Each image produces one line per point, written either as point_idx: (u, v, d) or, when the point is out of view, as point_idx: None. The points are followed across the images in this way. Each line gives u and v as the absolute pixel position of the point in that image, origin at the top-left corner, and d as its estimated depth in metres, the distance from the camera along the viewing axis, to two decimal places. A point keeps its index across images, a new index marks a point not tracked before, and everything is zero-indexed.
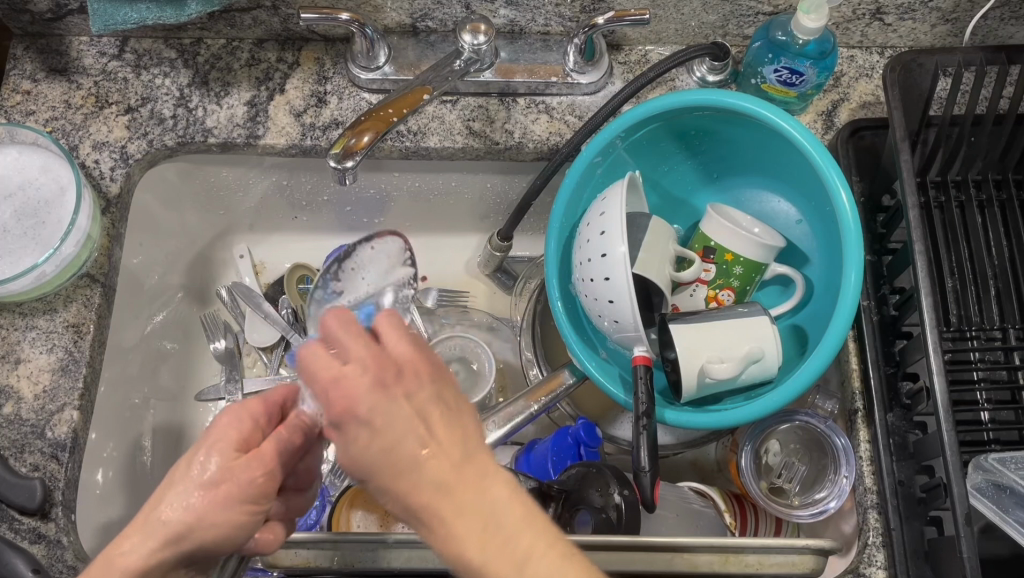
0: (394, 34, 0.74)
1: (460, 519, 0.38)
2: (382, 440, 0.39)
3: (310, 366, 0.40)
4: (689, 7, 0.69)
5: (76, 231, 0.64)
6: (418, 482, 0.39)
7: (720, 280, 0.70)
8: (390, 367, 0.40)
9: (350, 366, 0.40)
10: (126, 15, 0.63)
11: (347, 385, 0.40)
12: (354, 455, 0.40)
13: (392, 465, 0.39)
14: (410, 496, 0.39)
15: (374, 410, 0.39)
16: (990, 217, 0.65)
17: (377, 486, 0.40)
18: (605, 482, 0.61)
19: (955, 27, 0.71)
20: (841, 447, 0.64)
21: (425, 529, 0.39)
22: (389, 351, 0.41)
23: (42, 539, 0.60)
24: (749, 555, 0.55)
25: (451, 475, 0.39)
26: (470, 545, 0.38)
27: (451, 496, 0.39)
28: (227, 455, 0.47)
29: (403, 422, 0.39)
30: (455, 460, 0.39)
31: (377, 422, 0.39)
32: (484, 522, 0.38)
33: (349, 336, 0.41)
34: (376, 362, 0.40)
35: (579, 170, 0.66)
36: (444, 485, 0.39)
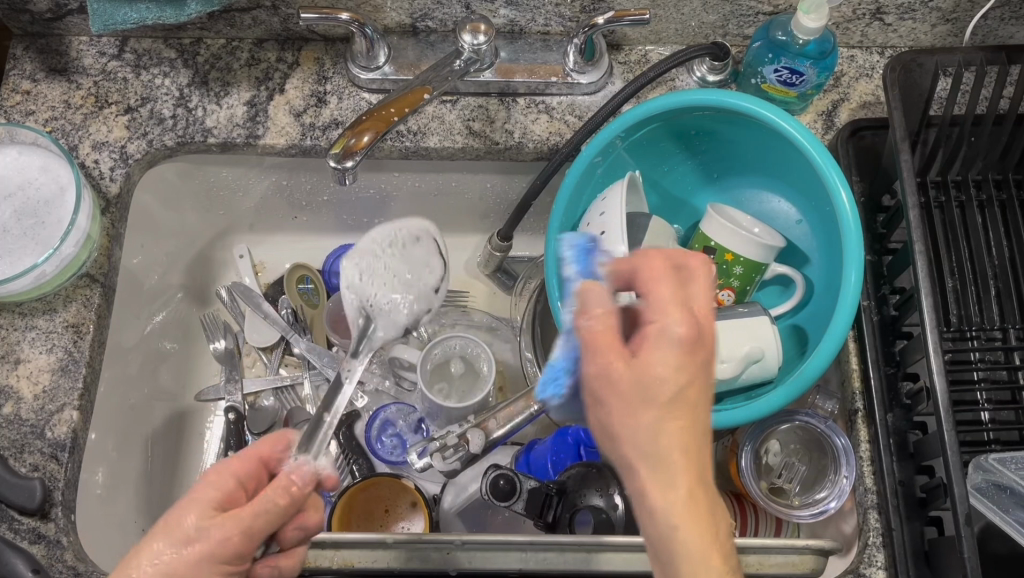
0: (394, 34, 0.74)
1: (698, 513, 0.39)
2: (643, 376, 0.41)
3: (653, 309, 0.43)
4: (689, 7, 0.69)
5: (76, 231, 0.64)
6: (675, 459, 0.40)
7: (720, 280, 0.70)
8: (680, 329, 0.42)
9: (659, 307, 0.43)
10: (126, 15, 0.63)
11: (669, 321, 0.42)
12: (622, 382, 0.41)
13: (654, 402, 0.40)
14: (661, 455, 0.40)
15: (653, 355, 0.41)
16: (990, 217, 0.65)
17: (633, 423, 0.41)
18: (606, 482, 0.62)
19: (955, 27, 0.71)
20: (841, 447, 0.64)
21: (654, 497, 0.39)
22: (699, 311, 0.43)
23: (42, 539, 0.60)
24: (749, 556, 0.54)
25: (697, 460, 0.40)
26: (696, 537, 0.38)
27: (696, 488, 0.39)
28: (202, 515, 0.47)
29: (688, 377, 0.41)
30: (695, 455, 0.40)
31: (660, 362, 0.41)
32: (715, 516, 0.39)
33: (693, 283, 0.44)
34: (693, 313, 0.43)
35: (578, 170, 0.66)
36: (691, 477, 0.39)
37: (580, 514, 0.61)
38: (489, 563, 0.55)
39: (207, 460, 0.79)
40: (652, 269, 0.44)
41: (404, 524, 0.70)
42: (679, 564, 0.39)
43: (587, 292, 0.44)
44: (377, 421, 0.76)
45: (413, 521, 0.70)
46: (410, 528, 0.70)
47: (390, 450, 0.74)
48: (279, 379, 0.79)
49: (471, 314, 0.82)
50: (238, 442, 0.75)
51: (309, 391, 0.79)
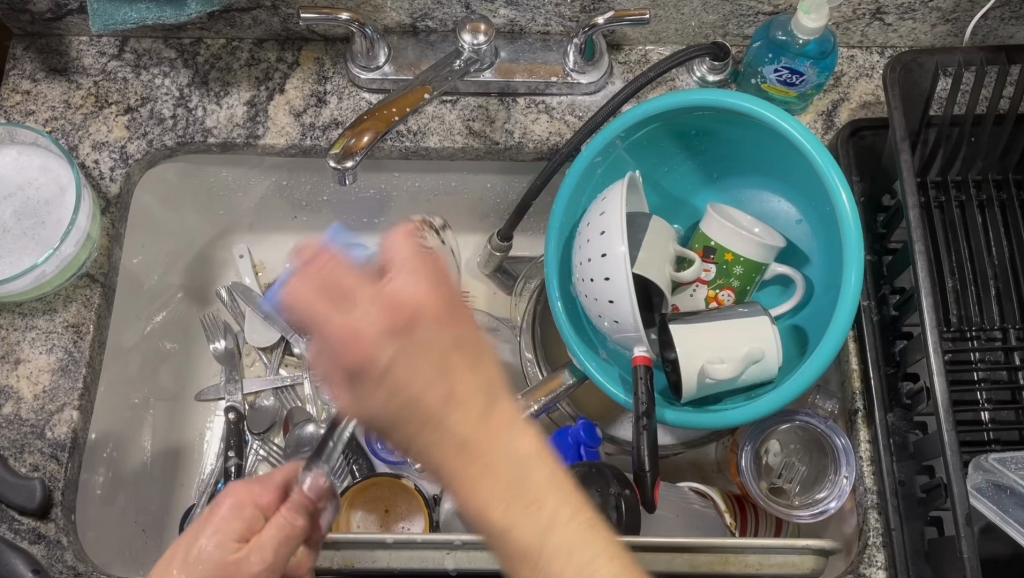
0: (394, 33, 0.74)
1: (488, 472, 0.41)
2: (399, 389, 0.40)
3: (328, 331, 0.41)
4: (689, 7, 0.69)
5: (77, 231, 0.64)
6: (435, 443, 0.41)
7: (720, 280, 0.70)
8: (366, 336, 0.40)
9: (399, 309, 0.41)
10: (126, 15, 0.63)
11: (360, 334, 0.40)
12: (370, 409, 0.41)
13: (412, 402, 0.40)
14: (434, 445, 0.41)
15: (408, 359, 0.40)
16: (990, 217, 0.65)
17: (400, 433, 0.41)
18: (606, 482, 0.62)
19: (955, 27, 0.71)
20: (841, 447, 0.64)
21: (449, 477, 0.41)
22: (401, 295, 0.41)
23: (42, 539, 0.60)
24: (749, 556, 0.55)
25: (477, 429, 0.41)
26: (489, 498, 0.41)
27: (467, 457, 0.41)
28: (226, 549, 0.48)
29: (402, 375, 0.40)
30: (477, 425, 0.41)
31: (409, 366, 0.40)
32: (501, 470, 0.41)
33: (356, 281, 0.42)
34: (391, 303, 0.41)
35: (578, 170, 0.66)
36: (453, 452, 0.41)
37: None
38: (489, 564, 0.55)
39: (207, 460, 0.79)
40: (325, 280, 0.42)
41: (404, 524, 0.70)
42: (499, 538, 0.41)
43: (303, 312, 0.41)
44: None
45: (413, 520, 0.70)
46: (410, 528, 0.69)
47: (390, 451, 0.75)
48: (279, 379, 0.79)
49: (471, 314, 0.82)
50: (239, 443, 0.75)
51: (309, 391, 0.79)
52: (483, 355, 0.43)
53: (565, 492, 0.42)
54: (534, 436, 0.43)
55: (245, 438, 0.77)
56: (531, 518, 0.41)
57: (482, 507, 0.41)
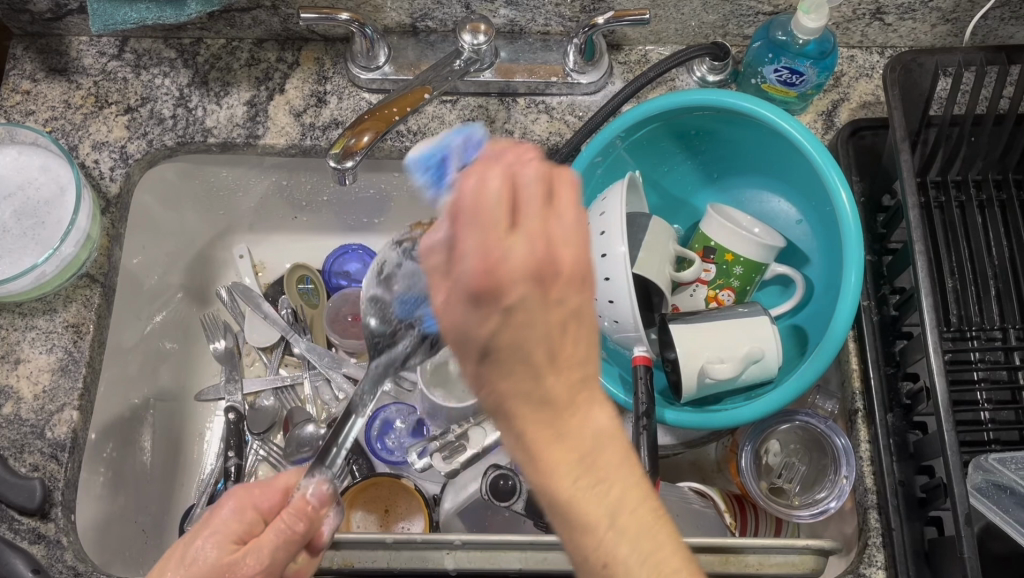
0: (394, 34, 0.74)
1: (564, 444, 0.36)
2: (487, 333, 0.34)
3: (461, 257, 0.34)
4: (689, 7, 0.69)
5: (76, 231, 0.64)
6: (515, 403, 0.35)
7: (720, 280, 0.70)
8: (505, 275, 0.33)
9: (506, 251, 0.33)
10: (126, 14, 0.63)
11: (502, 267, 0.33)
12: (464, 324, 0.34)
13: (515, 351, 0.35)
14: (514, 398, 0.35)
15: (535, 310, 0.34)
16: (990, 217, 0.65)
17: (482, 367, 0.35)
18: None
19: (955, 27, 0.71)
20: (841, 447, 0.64)
21: (519, 436, 0.36)
22: (551, 234, 0.34)
23: (42, 539, 0.60)
24: (749, 556, 0.55)
25: (568, 400, 0.35)
26: (564, 472, 0.36)
27: (554, 424, 0.35)
28: (224, 551, 0.49)
29: (521, 317, 0.34)
30: (563, 398, 0.35)
31: (538, 314, 0.34)
32: (577, 444, 0.36)
33: (530, 199, 0.34)
34: (545, 243, 0.34)
35: (578, 170, 0.66)
36: (536, 415, 0.35)
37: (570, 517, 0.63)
38: (488, 564, 0.55)
39: (207, 460, 0.79)
40: (471, 209, 0.34)
41: (404, 524, 0.70)
42: (559, 513, 0.36)
43: (456, 232, 0.34)
44: (377, 421, 0.76)
45: (412, 520, 0.70)
46: (410, 528, 0.69)
47: (390, 451, 0.75)
48: (279, 379, 0.79)
49: None
50: (239, 443, 0.75)
51: (309, 391, 0.79)
52: (591, 323, 0.36)
53: (642, 481, 0.37)
54: (617, 417, 0.37)
55: (245, 438, 0.77)
56: (602, 498, 0.36)
57: (547, 481, 0.36)
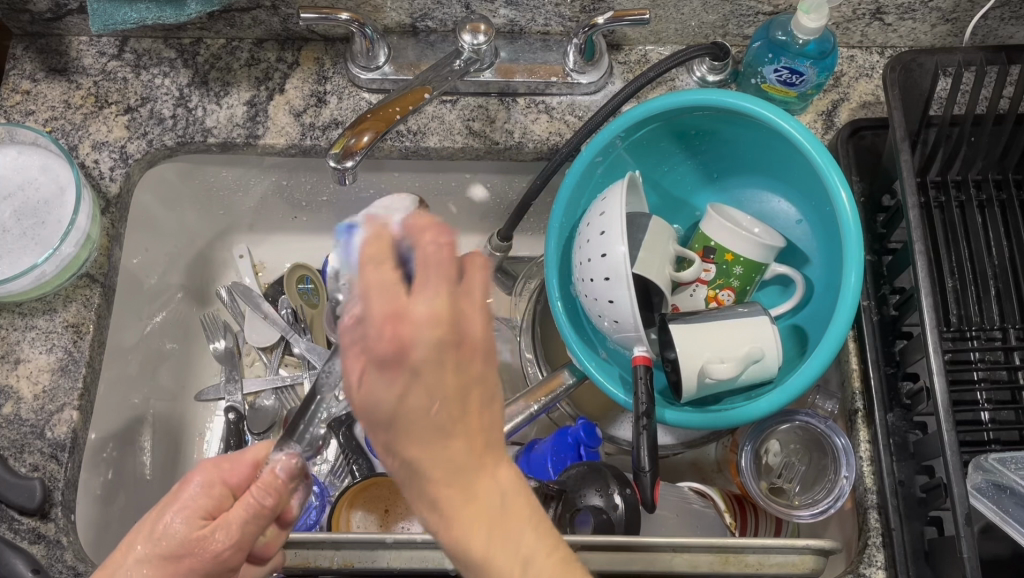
0: (394, 34, 0.74)
1: (470, 505, 0.39)
2: (389, 401, 0.36)
3: (368, 318, 0.36)
4: (689, 7, 0.69)
5: (76, 231, 0.64)
6: (433, 491, 0.38)
7: (720, 280, 0.70)
8: (416, 342, 0.35)
9: (412, 310, 0.36)
10: (125, 14, 0.63)
11: (407, 329, 0.35)
12: (380, 402, 0.36)
13: (423, 428, 0.37)
14: (427, 474, 0.38)
15: (448, 373, 0.36)
16: (990, 217, 0.65)
17: (383, 431, 0.37)
18: (606, 482, 0.61)
19: (955, 27, 0.71)
20: (841, 447, 0.64)
21: (439, 521, 0.39)
22: (450, 323, 0.36)
23: (42, 539, 0.60)
24: (749, 555, 0.54)
25: (463, 487, 0.39)
26: (475, 541, 0.39)
27: (462, 515, 0.39)
28: (193, 525, 0.48)
29: (431, 414, 0.37)
30: (462, 487, 0.38)
31: (453, 388, 0.37)
32: (484, 503, 0.39)
33: (435, 273, 0.36)
34: (454, 312, 0.36)
35: (579, 170, 0.66)
36: (450, 501, 0.38)
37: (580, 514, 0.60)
38: None
39: (207, 460, 0.79)
40: (387, 306, 0.35)
41: (404, 524, 0.70)
42: (468, 565, 0.39)
43: (371, 303, 0.35)
44: None
45: (412, 520, 0.70)
46: (410, 528, 0.69)
47: None
48: (279, 379, 0.79)
49: None
50: (238, 442, 0.75)
51: (309, 391, 0.79)
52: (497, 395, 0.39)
53: (543, 527, 0.40)
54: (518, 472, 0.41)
55: (245, 438, 0.77)
56: (512, 546, 0.39)
57: (460, 538, 0.39)
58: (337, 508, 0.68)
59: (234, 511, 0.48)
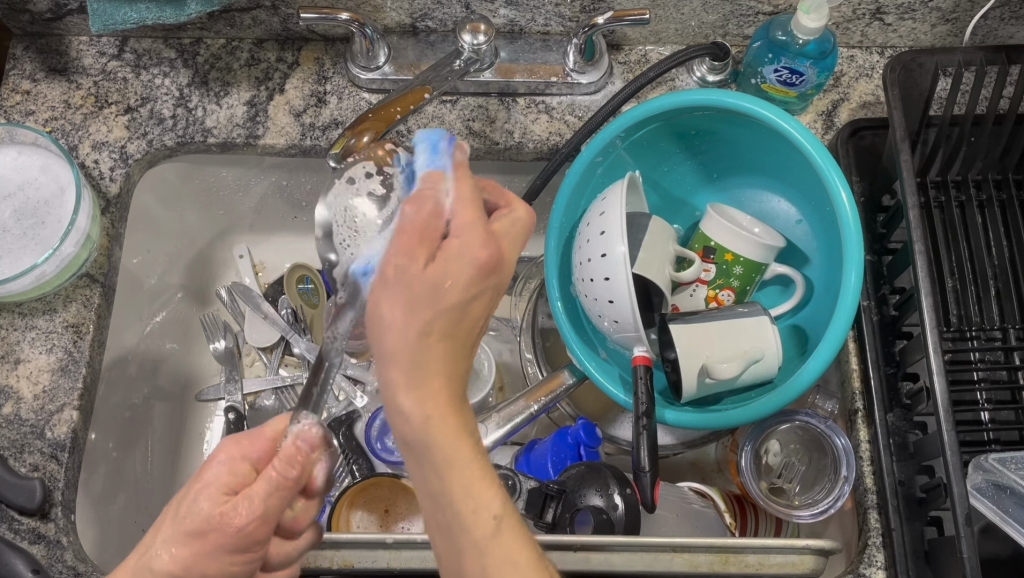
0: (394, 34, 0.74)
1: (447, 390, 0.42)
2: (448, 282, 0.41)
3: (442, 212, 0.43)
4: (689, 7, 0.69)
5: (76, 231, 0.64)
6: (436, 387, 0.41)
7: (720, 280, 0.70)
8: (475, 244, 0.42)
9: (469, 224, 0.43)
10: (126, 14, 0.63)
11: (465, 235, 0.42)
12: (435, 284, 0.41)
13: (461, 322, 0.42)
14: (433, 362, 0.41)
15: (495, 280, 0.43)
16: (990, 217, 0.65)
17: (418, 307, 0.41)
18: (605, 481, 0.60)
19: (956, 27, 0.71)
20: (841, 447, 0.64)
21: (427, 399, 0.41)
22: (498, 241, 0.44)
23: (42, 539, 0.60)
24: (749, 555, 0.54)
25: (457, 387, 0.42)
26: (457, 438, 0.41)
27: (451, 412, 0.41)
28: (216, 502, 0.47)
29: (473, 306, 0.43)
30: (456, 396, 0.42)
31: (490, 295, 0.43)
32: (460, 408, 0.42)
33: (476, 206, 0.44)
34: (494, 243, 0.43)
35: (578, 170, 0.66)
36: (445, 399, 0.41)
37: (580, 514, 0.60)
38: None
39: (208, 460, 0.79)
40: (468, 220, 0.43)
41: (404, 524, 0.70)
42: (436, 460, 0.41)
43: (463, 219, 0.43)
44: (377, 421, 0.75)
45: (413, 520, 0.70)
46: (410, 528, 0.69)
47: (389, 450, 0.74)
48: (279, 379, 0.79)
49: None
50: None
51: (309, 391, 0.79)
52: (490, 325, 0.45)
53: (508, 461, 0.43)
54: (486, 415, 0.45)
55: None
56: (479, 454, 0.42)
57: (438, 432, 0.41)
58: (337, 508, 0.68)
59: (258, 486, 0.47)
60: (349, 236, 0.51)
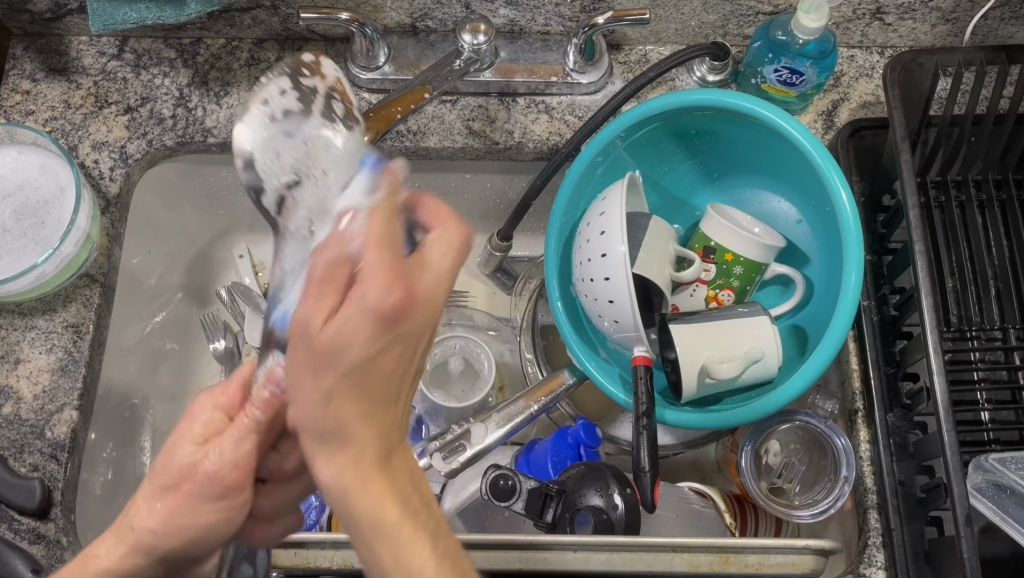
0: (394, 33, 0.74)
1: (377, 477, 0.36)
2: (346, 342, 0.34)
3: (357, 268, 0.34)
4: (689, 7, 0.69)
5: (77, 231, 0.64)
6: (355, 445, 0.36)
7: (720, 280, 0.70)
8: (403, 303, 0.34)
9: (377, 268, 0.33)
10: (126, 14, 0.63)
11: (372, 290, 0.33)
12: (339, 349, 0.34)
13: (370, 378, 0.35)
14: (356, 419, 0.36)
15: (407, 327, 0.35)
16: (990, 217, 0.65)
17: (325, 377, 0.35)
18: (605, 482, 0.60)
19: (956, 27, 0.71)
20: (841, 447, 0.64)
21: (349, 461, 0.36)
22: (412, 280, 0.35)
23: (42, 539, 0.60)
24: (749, 556, 0.54)
25: (386, 444, 0.37)
26: (381, 503, 0.36)
27: (376, 477, 0.36)
28: (190, 451, 0.46)
29: (381, 359, 0.35)
30: (382, 449, 0.37)
31: (401, 342, 0.35)
32: (396, 489, 0.37)
33: (386, 237, 0.34)
34: (408, 287, 0.34)
35: (579, 169, 0.66)
36: (369, 464, 0.36)
37: (580, 514, 0.60)
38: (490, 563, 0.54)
39: None
40: (378, 257, 0.33)
41: None
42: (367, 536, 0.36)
43: (369, 271, 0.33)
44: None
45: None
46: None
47: None
48: None
49: (471, 315, 0.82)
50: None
51: None
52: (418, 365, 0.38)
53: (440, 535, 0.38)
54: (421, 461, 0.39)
55: None
56: (411, 536, 0.36)
57: (363, 511, 0.36)
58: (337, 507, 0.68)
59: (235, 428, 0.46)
60: (297, 155, 0.43)
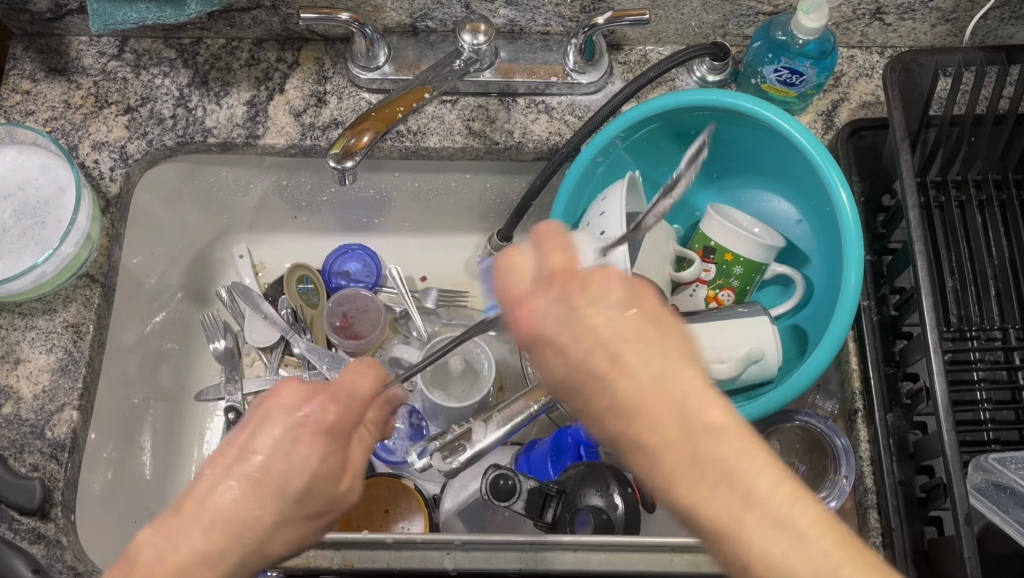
0: (394, 34, 0.74)
1: (666, 450, 0.34)
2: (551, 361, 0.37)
3: (524, 311, 0.38)
4: (689, 7, 0.69)
5: (76, 231, 0.64)
6: (632, 425, 0.35)
7: (720, 280, 0.70)
8: (548, 318, 0.37)
9: (539, 297, 0.38)
10: (126, 14, 0.63)
11: (537, 308, 0.38)
12: (545, 374, 0.38)
13: (584, 374, 0.36)
14: (603, 416, 0.36)
15: (544, 307, 0.37)
16: (990, 217, 0.65)
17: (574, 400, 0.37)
18: (605, 481, 0.60)
19: (955, 27, 0.71)
20: (842, 447, 0.64)
21: (627, 455, 0.35)
22: (594, 287, 0.37)
23: (42, 539, 0.60)
24: None
25: (653, 405, 0.34)
26: (679, 482, 0.34)
27: (672, 444, 0.34)
28: (342, 478, 0.45)
29: (597, 348, 0.36)
30: (651, 407, 0.34)
31: (555, 322, 0.37)
32: (687, 448, 0.34)
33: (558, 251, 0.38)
34: (580, 292, 0.37)
35: (579, 170, 0.67)
36: (647, 435, 0.34)
37: (580, 514, 0.59)
38: (492, 563, 0.53)
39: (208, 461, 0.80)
40: (540, 296, 0.38)
41: (404, 524, 0.70)
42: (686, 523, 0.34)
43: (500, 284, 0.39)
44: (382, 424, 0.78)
45: (413, 520, 0.70)
46: (410, 528, 0.69)
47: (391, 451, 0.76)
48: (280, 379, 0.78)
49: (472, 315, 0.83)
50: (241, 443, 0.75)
51: None
52: (667, 331, 0.36)
53: (765, 464, 0.33)
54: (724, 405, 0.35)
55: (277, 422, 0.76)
56: (719, 497, 0.33)
57: (665, 490, 0.34)
58: None
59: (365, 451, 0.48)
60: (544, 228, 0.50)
